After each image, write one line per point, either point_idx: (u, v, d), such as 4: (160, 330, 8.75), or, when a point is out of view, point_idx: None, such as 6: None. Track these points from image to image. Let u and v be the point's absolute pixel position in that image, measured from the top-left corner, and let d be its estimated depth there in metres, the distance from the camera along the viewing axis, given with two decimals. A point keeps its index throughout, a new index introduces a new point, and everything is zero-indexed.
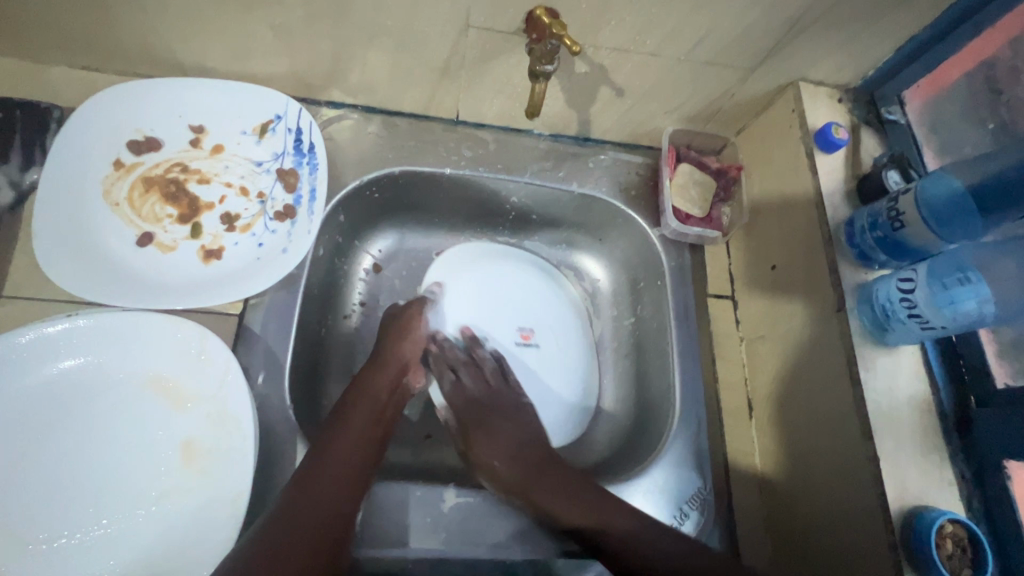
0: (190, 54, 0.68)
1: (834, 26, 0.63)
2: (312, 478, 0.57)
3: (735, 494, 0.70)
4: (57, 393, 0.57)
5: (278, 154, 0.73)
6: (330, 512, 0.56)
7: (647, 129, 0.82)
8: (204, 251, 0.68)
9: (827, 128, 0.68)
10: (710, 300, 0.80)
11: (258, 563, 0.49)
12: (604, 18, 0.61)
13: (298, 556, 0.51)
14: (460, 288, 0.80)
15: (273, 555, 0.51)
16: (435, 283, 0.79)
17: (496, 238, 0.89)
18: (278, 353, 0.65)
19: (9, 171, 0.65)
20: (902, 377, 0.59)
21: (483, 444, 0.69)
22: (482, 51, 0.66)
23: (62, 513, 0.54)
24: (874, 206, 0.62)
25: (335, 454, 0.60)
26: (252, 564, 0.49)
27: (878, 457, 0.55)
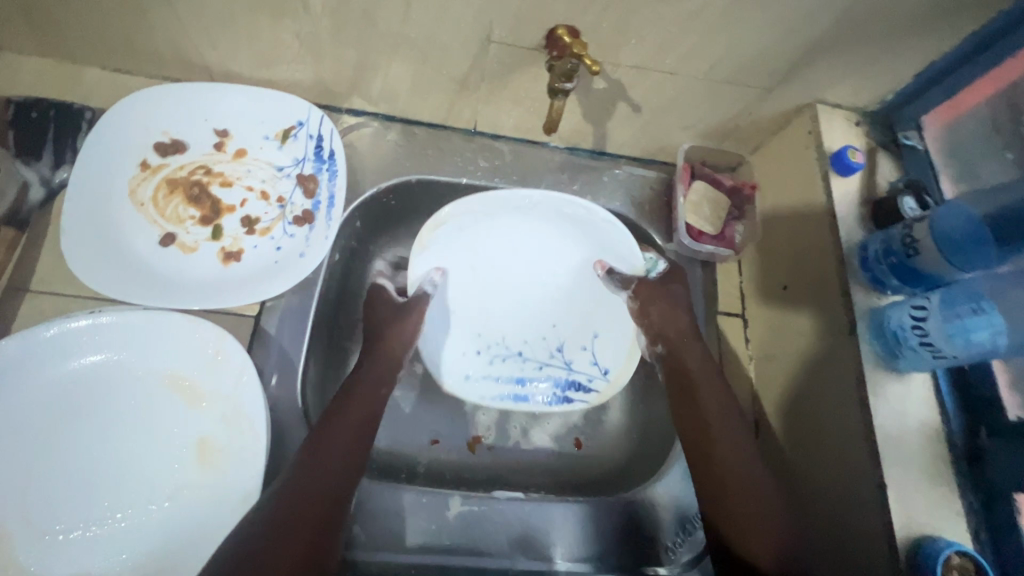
0: (219, 59, 0.70)
1: (854, 50, 0.64)
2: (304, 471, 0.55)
3: None
4: (77, 388, 0.58)
5: (299, 159, 0.75)
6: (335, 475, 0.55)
7: (663, 144, 0.83)
8: (224, 253, 0.70)
9: (843, 152, 0.68)
10: (721, 318, 0.80)
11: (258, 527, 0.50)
12: (624, 36, 0.62)
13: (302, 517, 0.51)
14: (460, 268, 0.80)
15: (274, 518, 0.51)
16: (436, 270, 0.78)
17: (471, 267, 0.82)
18: (292, 355, 0.66)
19: (41, 169, 0.66)
20: (911, 404, 0.59)
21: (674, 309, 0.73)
22: (503, 65, 0.67)
23: (79, 506, 0.55)
24: (888, 231, 0.62)
25: (340, 422, 0.59)
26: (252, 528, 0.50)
27: (886, 484, 0.55)
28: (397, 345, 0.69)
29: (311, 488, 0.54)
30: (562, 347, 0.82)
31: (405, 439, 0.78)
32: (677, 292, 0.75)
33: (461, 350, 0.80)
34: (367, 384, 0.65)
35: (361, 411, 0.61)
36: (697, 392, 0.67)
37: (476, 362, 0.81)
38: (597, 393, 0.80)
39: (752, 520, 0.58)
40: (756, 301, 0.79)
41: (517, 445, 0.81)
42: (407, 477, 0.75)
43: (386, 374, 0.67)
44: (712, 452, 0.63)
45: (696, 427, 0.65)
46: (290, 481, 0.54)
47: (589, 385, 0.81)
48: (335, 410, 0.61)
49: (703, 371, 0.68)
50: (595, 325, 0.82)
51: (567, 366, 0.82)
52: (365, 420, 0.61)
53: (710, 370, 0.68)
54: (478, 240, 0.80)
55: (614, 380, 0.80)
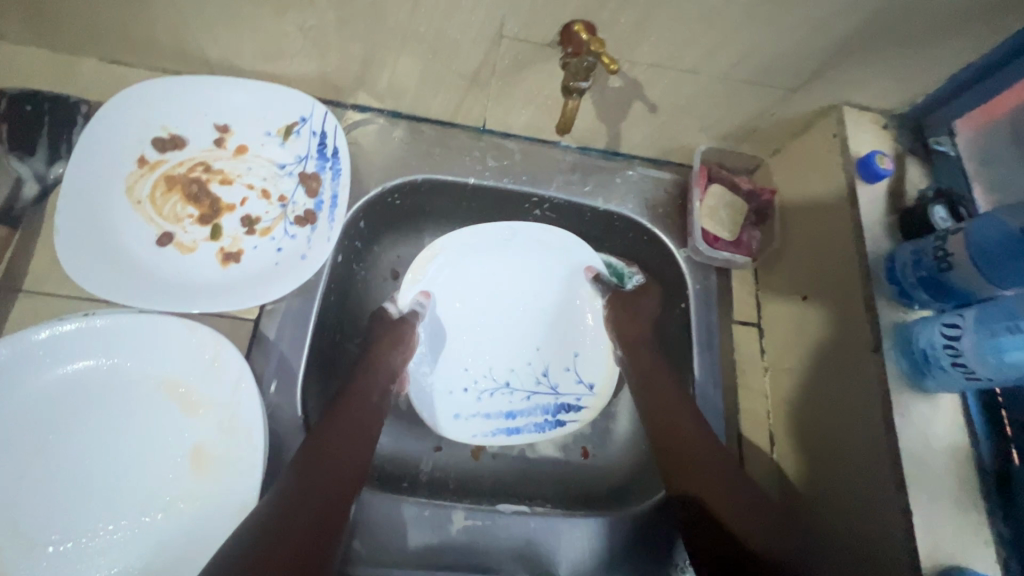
0: (220, 52, 0.67)
1: (885, 50, 0.60)
2: (294, 492, 0.53)
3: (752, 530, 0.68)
4: (70, 393, 0.56)
5: (301, 157, 0.72)
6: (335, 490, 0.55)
7: (679, 145, 0.79)
8: (223, 254, 0.68)
9: (872, 158, 0.64)
10: (735, 327, 0.77)
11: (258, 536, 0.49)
12: (643, 33, 0.59)
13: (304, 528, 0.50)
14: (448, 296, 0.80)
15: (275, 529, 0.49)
16: (422, 294, 0.79)
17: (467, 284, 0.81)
18: (292, 361, 0.64)
19: (35, 164, 0.64)
20: (938, 426, 0.56)
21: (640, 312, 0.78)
22: (514, 62, 0.64)
23: (70, 515, 0.53)
24: (919, 242, 0.59)
25: (337, 436, 0.59)
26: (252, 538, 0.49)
27: (912, 510, 0.53)
28: (385, 366, 0.69)
29: (312, 500, 0.53)
30: (547, 371, 0.81)
31: (406, 448, 0.76)
32: (646, 304, 0.78)
33: (448, 387, 0.78)
34: (356, 404, 0.63)
35: (352, 430, 0.60)
36: (662, 396, 0.70)
37: (463, 400, 0.78)
38: (588, 410, 0.80)
39: (746, 515, 0.58)
40: (772, 311, 0.76)
41: (521, 454, 0.79)
42: (409, 485, 0.71)
43: (374, 393, 0.66)
44: (686, 451, 0.64)
45: (664, 427, 0.67)
46: (292, 492, 0.53)
47: (578, 405, 0.80)
48: (330, 426, 0.60)
49: (663, 378, 0.72)
50: (578, 344, 0.82)
51: (554, 390, 0.80)
52: (356, 438, 0.60)
53: (670, 376, 0.72)
54: (459, 271, 0.81)
55: (601, 394, 0.81)
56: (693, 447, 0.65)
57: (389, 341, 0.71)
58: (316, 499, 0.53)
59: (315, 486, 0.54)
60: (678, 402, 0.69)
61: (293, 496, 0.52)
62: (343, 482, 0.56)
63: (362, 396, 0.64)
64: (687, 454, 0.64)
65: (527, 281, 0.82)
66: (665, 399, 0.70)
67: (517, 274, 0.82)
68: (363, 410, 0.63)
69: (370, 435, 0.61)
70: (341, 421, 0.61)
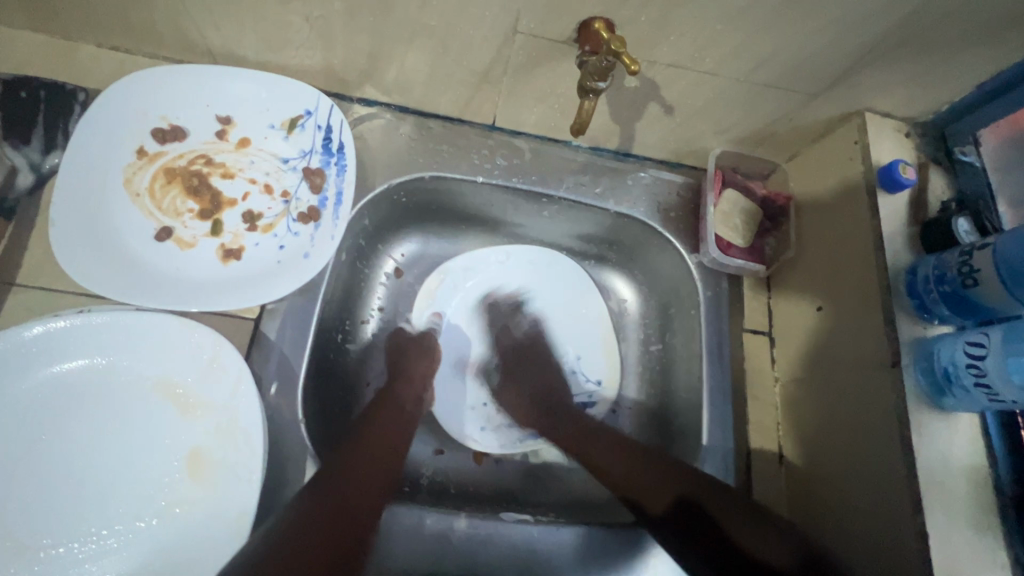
0: (222, 41, 0.65)
1: (913, 56, 0.58)
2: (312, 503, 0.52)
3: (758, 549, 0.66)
4: (63, 393, 0.55)
5: (305, 151, 0.70)
6: (373, 487, 0.57)
7: (693, 148, 0.77)
8: (223, 250, 0.66)
9: (895, 166, 0.62)
10: (747, 336, 0.76)
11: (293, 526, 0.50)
12: (663, 32, 0.57)
13: (338, 520, 0.52)
14: (462, 313, 0.83)
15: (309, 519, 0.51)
16: (434, 313, 0.81)
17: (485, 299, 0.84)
18: (293, 363, 0.63)
19: (30, 154, 0.62)
20: (958, 446, 0.55)
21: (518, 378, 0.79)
22: (528, 58, 0.62)
23: (62, 520, 0.52)
24: (942, 256, 0.57)
25: (374, 440, 0.61)
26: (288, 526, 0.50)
27: (928, 532, 0.51)
28: (415, 372, 0.74)
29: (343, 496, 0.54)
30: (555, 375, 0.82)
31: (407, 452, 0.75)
32: (525, 379, 0.79)
33: (471, 402, 0.80)
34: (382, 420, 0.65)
35: (375, 443, 0.61)
36: (574, 436, 0.71)
37: (486, 411, 0.80)
38: (603, 403, 0.81)
39: (733, 511, 0.56)
40: (785, 321, 0.74)
41: (523, 461, 0.78)
42: (411, 489, 0.70)
43: (406, 408, 0.68)
44: (626, 464, 0.64)
45: (592, 450, 0.68)
46: (322, 488, 0.54)
47: (592, 402, 0.81)
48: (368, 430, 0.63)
49: (551, 429, 0.73)
50: (577, 346, 0.84)
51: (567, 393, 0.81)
52: (378, 451, 0.61)
53: (562, 422, 0.73)
54: (479, 287, 0.84)
55: (610, 385, 0.82)
56: (633, 460, 0.64)
57: (416, 353, 0.76)
58: (330, 509, 0.52)
59: (330, 495, 0.53)
60: (588, 439, 0.70)
61: (316, 508, 0.52)
62: (378, 483, 0.58)
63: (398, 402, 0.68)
64: (630, 467, 0.64)
65: (535, 286, 0.85)
66: (578, 433, 0.71)
67: (531, 283, 0.85)
68: (389, 425, 0.65)
69: (398, 450, 0.63)
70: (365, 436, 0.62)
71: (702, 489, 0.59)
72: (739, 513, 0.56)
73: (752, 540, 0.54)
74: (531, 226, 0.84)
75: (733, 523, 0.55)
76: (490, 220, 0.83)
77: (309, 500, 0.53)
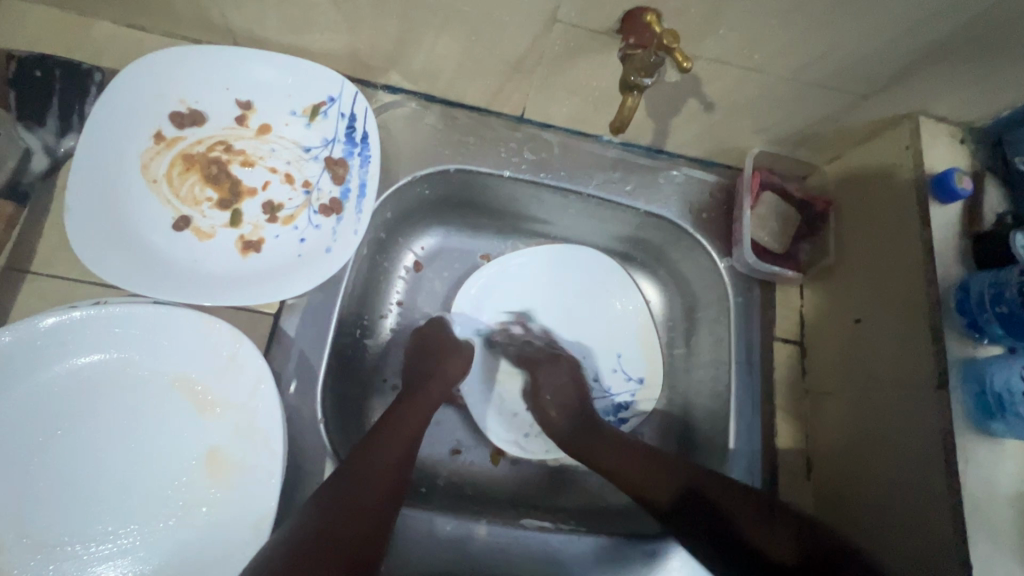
0: (244, 22, 0.62)
1: (979, 58, 0.54)
2: (332, 513, 0.50)
3: None
4: (79, 388, 0.53)
5: (327, 140, 0.68)
6: (392, 476, 0.56)
7: (730, 147, 0.74)
8: (243, 242, 0.64)
9: (950, 175, 0.58)
10: (777, 345, 0.73)
11: (318, 521, 0.49)
12: (713, 25, 0.53)
13: (362, 514, 0.51)
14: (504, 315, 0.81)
15: (335, 513, 0.50)
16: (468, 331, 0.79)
17: (519, 296, 0.82)
18: (313, 361, 0.61)
19: (45, 136, 0.60)
20: (1004, 471, 0.53)
21: (545, 376, 0.75)
22: (565, 49, 0.59)
23: (78, 517, 0.51)
24: (999, 274, 0.54)
25: (395, 428, 0.60)
26: (312, 520, 0.49)
27: (970, 562, 0.50)
28: (448, 370, 0.71)
29: (369, 483, 0.53)
30: (597, 377, 0.80)
31: (425, 451, 0.73)
32: (558, 388, 0.74)
33: (508, 409, 0.78)
34: (406, 414, 0.62)
35: (394, 447, 0.58)
36: (589, 443, 0.68)
37: (529, 418, 0.78)
38: (644, 402, 0.79)
39: (738, 502, 0.57)
40: (818, 331, 0.72)
41: (543, 464, 0.77)
42: (427, 490, 0.69)
43: (427, 407, 0.65)
44: (625, 460, 0.64)
45: (589, 443, 0.68)
46: (345, 479, 0.53)
47: (634, 401, 0.79)
48: (389, 419, 0.61)
49: (584, 445, 0.68)
50: (617, 345, 0.82)
51: (607, 393, 0.80)
52: (402, 449, 0.58)
53: (593, 437, 0.68)
54: (513, 289, 0.82)
55: (652, 381, 0.80)
56: (642, 457, 0.64)
57: (443, 347, 0.73)
58: (352, 519, 0.50)
59: (351, 504, 0.51)
60: (596, 440, 0.68)
61: (338, 505, 0.51)
62: (399, 469, 0.57)
63: (420, 395, 0.66)
64: (636, 465, 0.63)
65: (568, 284, 0.83)
66: (600, 434, 0.69)
67: (557, 284, 0.83)
68: (413, 416, 0.63)
69: (410, 458, 0.59)
70: (387, 437, 0.59)
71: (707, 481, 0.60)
72: (746, 505, 0.57)
73: (755, 533, 0.55)
74: (561, 224, 0.82)
75: (740, 517, 0.56)
76: (518, 215, 0.81)
77: (324, 510, 0.50)
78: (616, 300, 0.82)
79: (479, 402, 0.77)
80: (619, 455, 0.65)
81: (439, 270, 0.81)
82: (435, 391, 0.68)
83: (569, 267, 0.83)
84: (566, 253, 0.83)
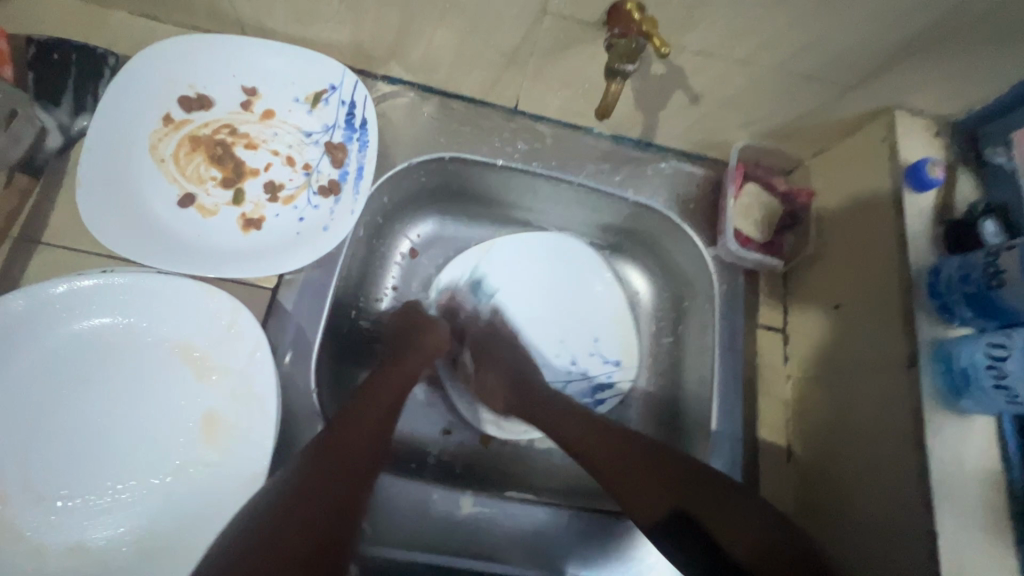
0: (253, 13, 0.65)
1: (949, 52, 0.57)
2: (315, 471, 0.53)
3: None
4: (83, 351, 0.55)
5: (328, 126, 0.71)
6: (371, 437, 0.58)
7: (717, 140, 0.77)
8: (244, 220, 0.66)
9: (922, 165, 0.61)
10: (760, 331, 0.75)
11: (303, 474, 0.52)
12: (695, 19, 0.56)
13: (342, 468, 0.54)
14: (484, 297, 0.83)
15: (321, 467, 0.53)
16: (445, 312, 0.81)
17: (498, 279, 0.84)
18: (309, 335, 0.63)
19: (59, 115, 0.63)
20: (974, 447, 0.55)
21: (489, 369, 0.74)
22: (556, 41, 0.62)
23: (78, 473, 0.53)
24: (966, 257, 0.56)
25: (379, 397, 0.63)
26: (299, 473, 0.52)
27: (937, 532, 0.52)
28: (431, 346, 0.73)
29: (349, 442, 0.56)
30: (575, 360, 0.82)
31: (414, 431, 0.76)
32: (498, 377, 0.73)
33: None
34: (388, 382, 0.65)
35: (370, 421, 0.59)
36: (555, 418, 0.65)
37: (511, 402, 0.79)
38: (623, 382, 0.82)
39: (723, 512, 0.51)
40: (800, 318, 0.74)
41: (530, 446, 0.78)
42: (417, 467, 0.72)
43: (406, 379, 0.67)
44: (592, 442, 0.61)
45: (545, 414, 0.66)
46: (329, 438, 0.56)
47: (612, 382, 0.82)
48: (374, 386, 0.64)
49: (540, 413, 0.67)
50: (593, 329, 0.84)
51: (585, 375, 0.82)
52: (384, 414, 0.61)
53: (545, 402, 0.68)
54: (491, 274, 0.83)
55: (628, 364, 0.83)
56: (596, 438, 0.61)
57: (415, 327, 0.74)
58: (336, 476, 0.53)
59: (334, 462, 0.54)
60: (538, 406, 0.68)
61: (320, 459, 0.54)
62: (379, 430, 0.59)
63: (401, 363, 0.68)
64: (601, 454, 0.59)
65: (551, 269, 0.85)
66: (561, 412, 0.66)
67: (534, 268, 0.85)
68: (393, 384, 0.65)
69: (385, 433, 0.60)
70: (368, 403, 0.61)
71: (677, 484, 0.54)
72: (724, 503, 0.52)
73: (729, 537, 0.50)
74: (548, 213, 0.85)
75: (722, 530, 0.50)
76: (505, 204, 0.84)
77: (307, 469, 0.53)
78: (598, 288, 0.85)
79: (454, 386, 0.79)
80: (592, 436, 0.61)
81: (434, 257, 0.84)
82: (412, 365, 0.69)
83: (550, 255, 0.85)
84: (556, 243, 0.85)
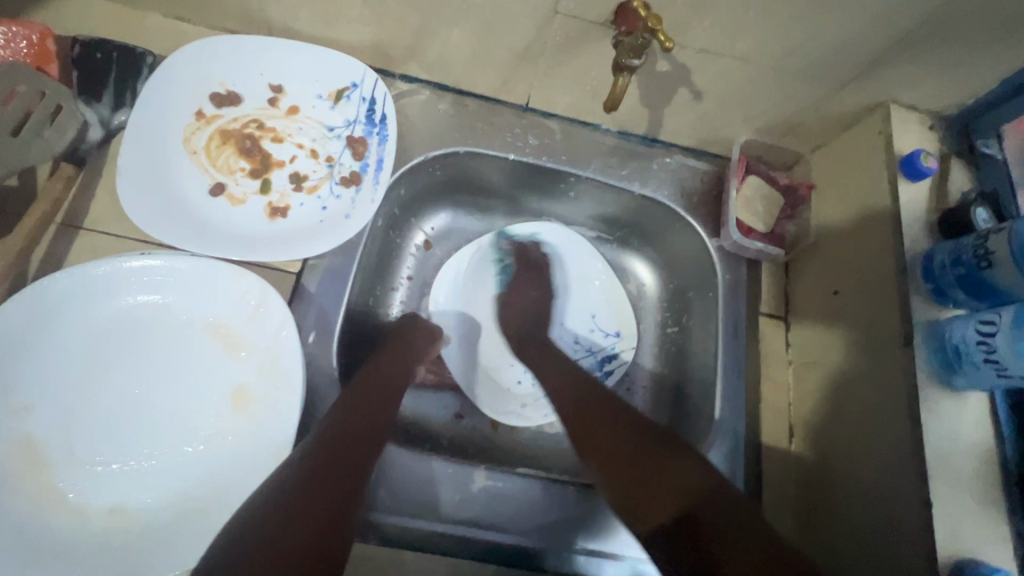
0: (281, 15, 0.69)
1: (940, 50, 0.60)
2: (343, 428, 0.56)
3: (764, 506, 0.69)
4: (123, 328, 0.60)
5: (350, 121, 0.75)
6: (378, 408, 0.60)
7: (719, 136, 0.80)
8: (271, 208, 0.70)
9: (916, 154, 0.64)
10: (762, 319, 0.78)
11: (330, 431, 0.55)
12: (697, 18, 0.59)
13: (360, 428, 0.56)
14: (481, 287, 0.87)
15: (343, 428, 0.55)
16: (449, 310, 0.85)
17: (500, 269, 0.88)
18: (332, 316, 0.67)
19: (100, 110, 0.67)
20: (967, 421, 0.57)
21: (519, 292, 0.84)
22: (566, 40, 0.65)
23: (119, 440, 0.57)
24: (959, 241, 0.58)
25: (383, 375, 0.65)
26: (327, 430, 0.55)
27: (932, 502, 0.54)
28: (424, 333, 0.77)
29: (360, 410, 0.58)
30: (577, 337, 0.87)
31: (429, 414, 0.79)
32: (521, 306, 0.83)
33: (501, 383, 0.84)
34: (389, 361, 0.68)
35: (373, 400, 0.60)
36: (560, 379, 0.69)
37: (524, 390, 0.84)
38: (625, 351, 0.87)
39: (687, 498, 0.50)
40: (801, 305, 0.77)
41: (542, 430, 0.81)
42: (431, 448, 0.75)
43: (407, 360, 0.70)
44: (594, 401, 0.64)
45: (561, 380, 0.69)
46: (347, 405, 0.58)
47: (615, 354, 0.87)
48: (379, 366, 0.66)
49: (534, 352, 0.76)
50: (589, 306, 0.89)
51: (591, 350, 0.87)
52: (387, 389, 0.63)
53: (547, 351, 0.75)
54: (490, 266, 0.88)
55: (626, 334, 0.88)
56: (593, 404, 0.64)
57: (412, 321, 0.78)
58: (360, 435, 0.56)
59: (355, 424, 0.56)
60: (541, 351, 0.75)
61: (342, 421, 0.56)
62: (382, 405, 0.61)
63: (391, 351, 0.70)
64: (585, 421, 0.62)
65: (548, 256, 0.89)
66: (579, 375, 0.70)
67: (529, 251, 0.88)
68: (395, 365, 0.68)
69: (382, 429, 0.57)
70: (376, 382, 0.63)
71: (651, 463, 0.54)
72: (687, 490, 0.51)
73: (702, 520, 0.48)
74: (554, 207, 0.89)
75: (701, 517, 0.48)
76: (507, 195, 0.87)
77: (334, 427, 0.55)
78: (591, 277, 0.89)
79: (460, 371, 0.83)
80: (594, 399, 0.65)
81: (447, 249, 0.88)
82: (395, 356, 0.69)
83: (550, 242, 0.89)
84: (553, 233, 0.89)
